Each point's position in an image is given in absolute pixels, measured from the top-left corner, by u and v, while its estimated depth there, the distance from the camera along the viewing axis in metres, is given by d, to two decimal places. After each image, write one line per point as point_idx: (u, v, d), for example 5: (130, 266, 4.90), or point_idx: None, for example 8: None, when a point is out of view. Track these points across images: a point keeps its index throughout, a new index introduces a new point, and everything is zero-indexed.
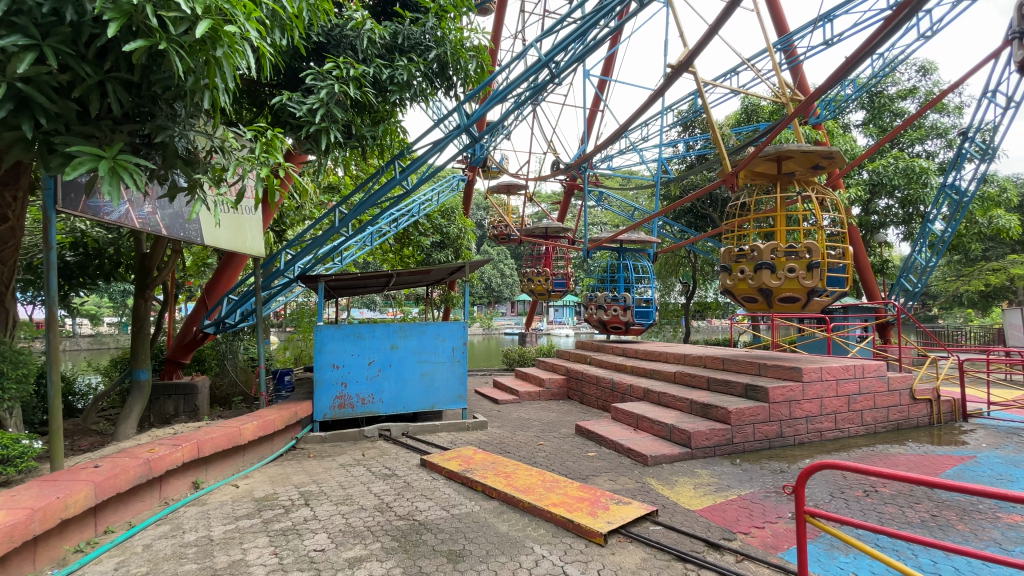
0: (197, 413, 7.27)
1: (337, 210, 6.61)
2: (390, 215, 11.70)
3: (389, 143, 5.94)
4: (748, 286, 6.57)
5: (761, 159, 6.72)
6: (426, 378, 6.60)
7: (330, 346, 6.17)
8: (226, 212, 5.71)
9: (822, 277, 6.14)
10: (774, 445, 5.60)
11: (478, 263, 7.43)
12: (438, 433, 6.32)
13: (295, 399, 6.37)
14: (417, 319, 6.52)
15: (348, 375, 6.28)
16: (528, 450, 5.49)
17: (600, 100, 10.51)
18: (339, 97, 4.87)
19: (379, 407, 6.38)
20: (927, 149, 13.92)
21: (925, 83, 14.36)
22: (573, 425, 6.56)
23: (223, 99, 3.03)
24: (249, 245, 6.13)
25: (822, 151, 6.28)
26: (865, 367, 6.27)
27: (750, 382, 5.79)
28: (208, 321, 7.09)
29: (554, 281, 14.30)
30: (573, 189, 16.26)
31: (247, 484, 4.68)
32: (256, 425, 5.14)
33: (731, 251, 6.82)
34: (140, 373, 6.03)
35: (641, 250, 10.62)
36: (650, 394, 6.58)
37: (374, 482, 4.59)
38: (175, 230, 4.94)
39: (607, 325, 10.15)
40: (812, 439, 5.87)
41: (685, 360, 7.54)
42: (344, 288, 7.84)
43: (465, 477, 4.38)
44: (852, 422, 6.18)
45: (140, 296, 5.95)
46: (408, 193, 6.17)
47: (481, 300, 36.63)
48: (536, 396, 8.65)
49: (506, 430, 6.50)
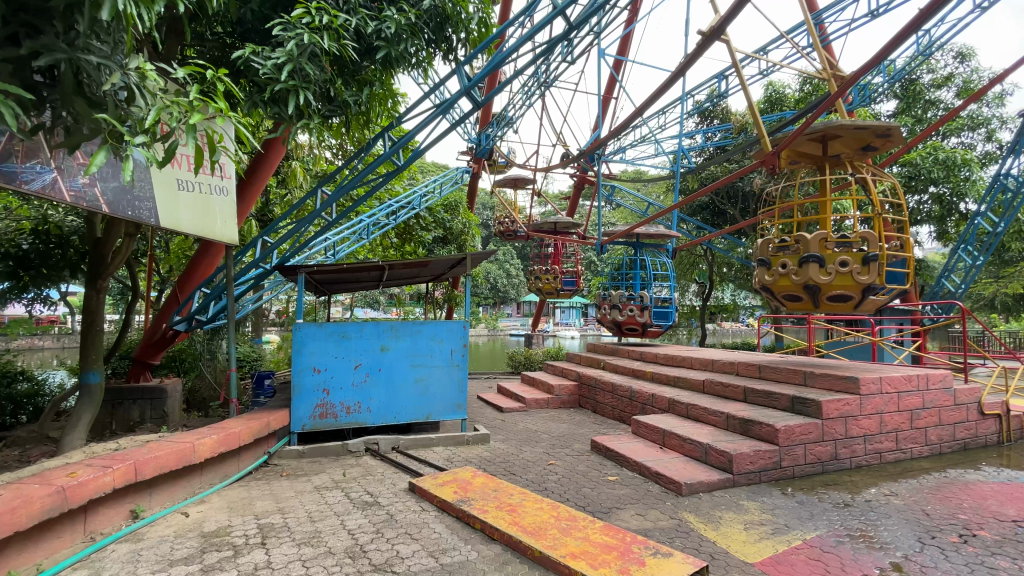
0: (165, 421, 6.52)
1: (319, 191, 5.78)
2: (389, 206, 10.94)
3: (377, 111, 5.13)
4: (791, 282, 5.66)
5: (803, 139, 5.92)
6: (419, 385, 5.78)
7: (310, 346, 5.40)
8: (188, 191, 4.95)
9: (880, 273, 5.29)
10: (827, 469, 4.76)
11: (483, 256, 6.61)
12: (433, 448, 5.51)
13: (271, 407, 5.56)
14: (411, 318, 5.72)
15: (330, 381, 5.48)
16: (538, 472, 4.67)
17: (615, 81, 9.66)
18: (312, 50, 4.10)
19: (366, 417, 5.58)
20: (964, 141, 12.99)
21: (964, 70, 13.46)
22: (588, 440, 5.74)
23: (131, 12, 2.25)
24: (217, 231, 5.34)
25: (880, 126, 5.45)
26: (929, 377, 5.40)
27: (797, 394, 4.94)
28: (179, 316, 6.28)
29: (563, 279, 13.49)
30: (583, 185, 15.42)
31: (199, 513, 3.89)
32: (215, 439, 4.34)
33: (769, 241, 5.96)
34: (91, 376, 5.23)
35: (659, 246, 9.73)
36: (677, 405, 5.74)
37: (350, 513, 3.78)
38: (120, 209, 4.14)
39: (622, 327, 9.25)
40: (869, 462, 5.03)
41: (715, 368, 6.67)
42: (335, 282, 7.08)
43: (460, 510, 3.56)
44: (914, 442, 5.32)
45: (92, 287, 5.22)
46: (400, 172, 5.38)
47: (487, 301, 35.98)
48: (544, 404, 7.83)
49: (512, 445, 5.69)
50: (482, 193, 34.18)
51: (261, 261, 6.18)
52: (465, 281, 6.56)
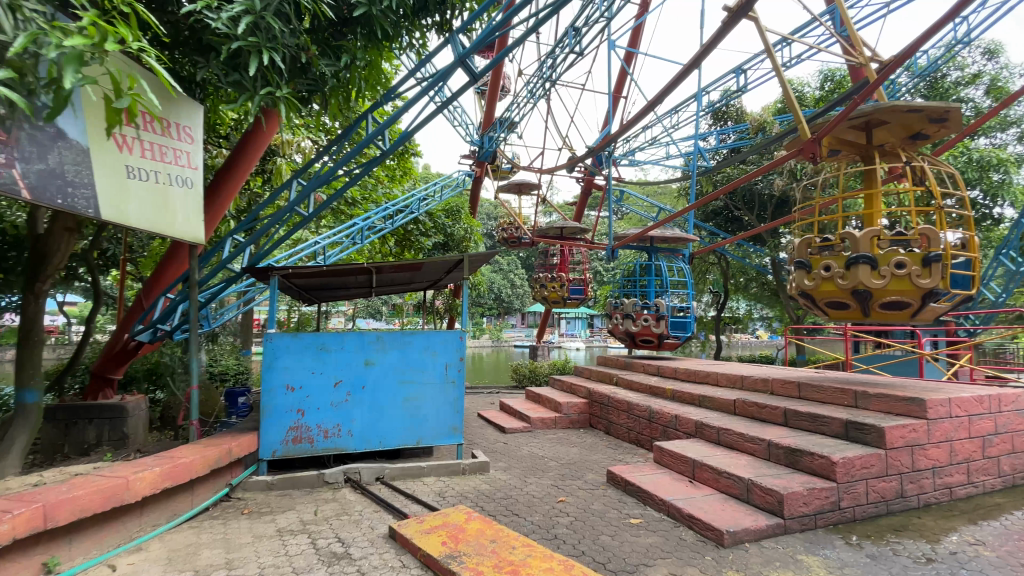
0: (126, 443, 5.79)
1: (293, 182, 5.07)
2: (385, 209, 10.27)
3: (360, 86, 4.45)
4: (836, 287, 4.91)
5: (845, 126, 5.26)
6: (410, 406, 5.01)
7: (284, 360, 4.70)
8: (139, 179, 4.28)
9: (945, 276, 4.52)
10: (891, 509, 3.98)
11: (484, 259, 5.82)
12: (424, 478, 4.75)
13: (238, 430, 4.83)
14: (400, 329, 4.98)
15: (306, 400, 4.75)
16: (546, 513, 3.91)
17: (626, 74, 9.01)
18: (279, 5, 3.45)
19: (347, 443, 4.83)
20: (995, 141, 12.23)
21: (992, 68, 12.73)
22: (603, 470, 4.98)
23: None
24: (178, 229, 4.67)
25: (938, 107, 4.79)
26: (1001, 398, 4.61)
27: (852, 418, 4.18)
28: (140, 325, 5.60)
29: (571, 288, 12.75)
30: (591, 189, 14.75)
31: (129, 567, 3.16)
32: (159, 472, 3.61)
33: (808, 242, 5.24)
34: (28, 395, 4.59)
35: (675, 250, 8.98)
36: (706, 430, 4.97)
37: (311, 570, 3.03)
38: (43, 197, 3.45)
39: (636, 339, 8.45)
40: (938, 499, 4.24)
41: (746, 386, 5.89)
42: (319, 288, 6.37)
43: (447, 570, 2.80)
44: (987, 474, 4.52)
45: (29, 291, 4.62)
46: (387, 157, 4.69)
47: (491, 311, 35.24)
48: (550, 424, 7.07)
49: (514, 475, 4.93)
50: (486, 202, 33.63)
51: (228, 264, 5.47)
52: (464, 288, 5.79)
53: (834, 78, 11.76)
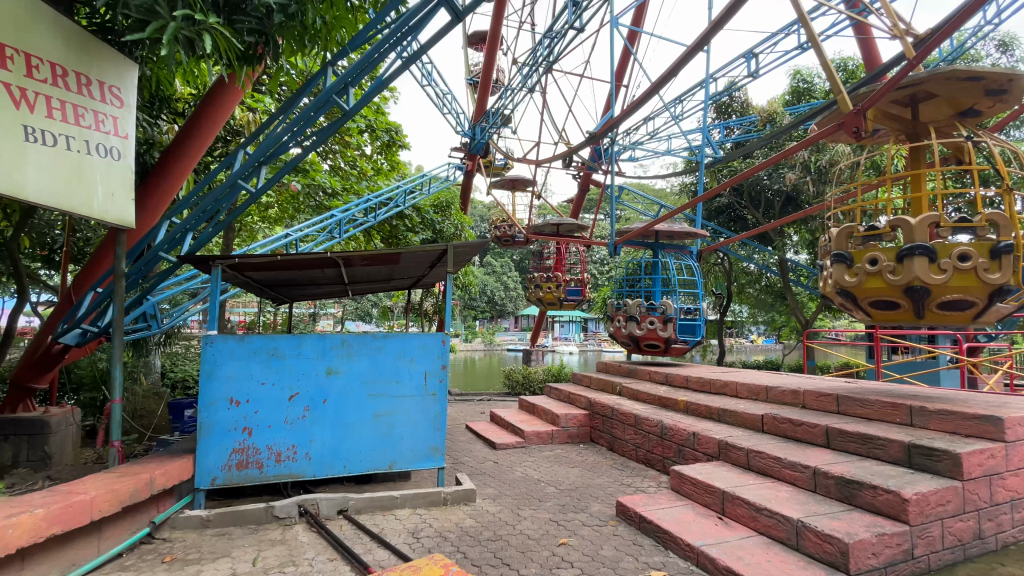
0: (48, 465, 4.97)
1: (238, 153, 4.28)
2: (366, 200, 9.42)
3: (322, 26, 3.67)
4: (885, 283, 4.16)
5: (888, 98, 4.56)
6: (381, 423, 4.18)
7: (226, 368, 3.88)
8: (38, 145, 3.48)
9: (1016, 271, 3.83)
10: (968, 554, 3.24)
11: (472, 250, 4.97)
12: (395, 511, 3.95)
13: (172, 452, 4.01)
14: (369, 332, 4.16)
15: (254, 417, 3.93)
16: (543, 561, 3.13)
17: (630, 54, 8.28)
18: None
19: (305, 469, 4.02)
20: (1014, 136, 11.60)
21: (1007, 61, 12.14)
22: (611, 500, 4.20)
23: None
24: (99, 208, 3.87)
25: (1002, 74, 4.08)
26: None
27: (917, 442, 3.43)
28: (66, 324, 4.75)
29: (567, 288, 11.96)
30: (588, 185, 14.02)
31: None
32: (44, 515, 2.80)
33: (850, 230, 4.47)
34: None
35: (682, 246, 8.20)
36: (732, 452, 4.21)
37: None
38: None
39: (640, 343, 7.60)
40: (1018, 539, 3.50)
41: (770, 399, 5.13)
42: (281, 284, 5.52)
43: None
44: None
45: None
46: (351, 118, 4.01)
47: (483, 314, 34.38)
48: (546, 439, 6.28)
49: (506, 505, 4.14)
50: (479, 203, 32.88)
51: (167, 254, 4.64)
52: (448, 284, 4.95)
53: (846, 69, 11.10)
